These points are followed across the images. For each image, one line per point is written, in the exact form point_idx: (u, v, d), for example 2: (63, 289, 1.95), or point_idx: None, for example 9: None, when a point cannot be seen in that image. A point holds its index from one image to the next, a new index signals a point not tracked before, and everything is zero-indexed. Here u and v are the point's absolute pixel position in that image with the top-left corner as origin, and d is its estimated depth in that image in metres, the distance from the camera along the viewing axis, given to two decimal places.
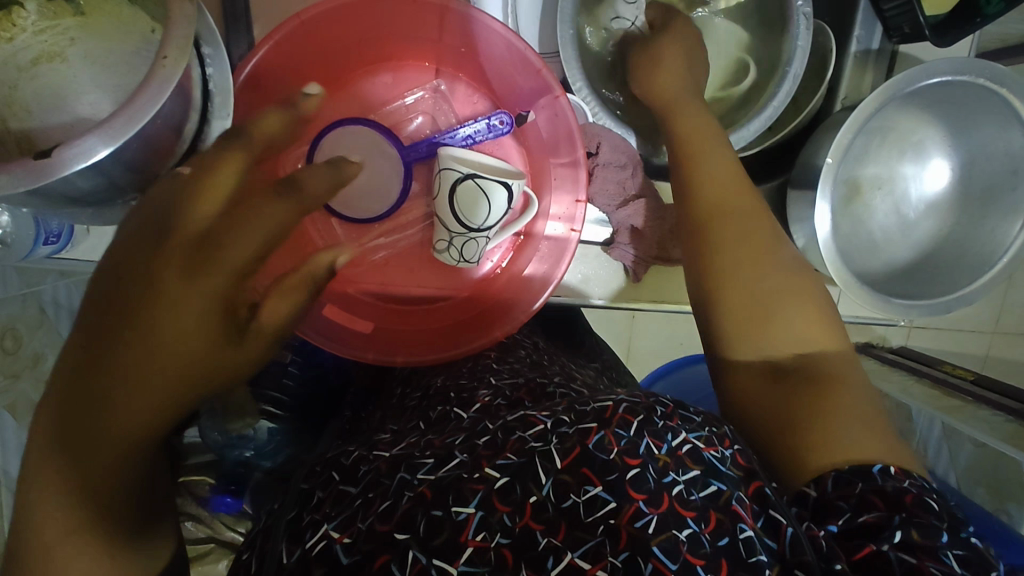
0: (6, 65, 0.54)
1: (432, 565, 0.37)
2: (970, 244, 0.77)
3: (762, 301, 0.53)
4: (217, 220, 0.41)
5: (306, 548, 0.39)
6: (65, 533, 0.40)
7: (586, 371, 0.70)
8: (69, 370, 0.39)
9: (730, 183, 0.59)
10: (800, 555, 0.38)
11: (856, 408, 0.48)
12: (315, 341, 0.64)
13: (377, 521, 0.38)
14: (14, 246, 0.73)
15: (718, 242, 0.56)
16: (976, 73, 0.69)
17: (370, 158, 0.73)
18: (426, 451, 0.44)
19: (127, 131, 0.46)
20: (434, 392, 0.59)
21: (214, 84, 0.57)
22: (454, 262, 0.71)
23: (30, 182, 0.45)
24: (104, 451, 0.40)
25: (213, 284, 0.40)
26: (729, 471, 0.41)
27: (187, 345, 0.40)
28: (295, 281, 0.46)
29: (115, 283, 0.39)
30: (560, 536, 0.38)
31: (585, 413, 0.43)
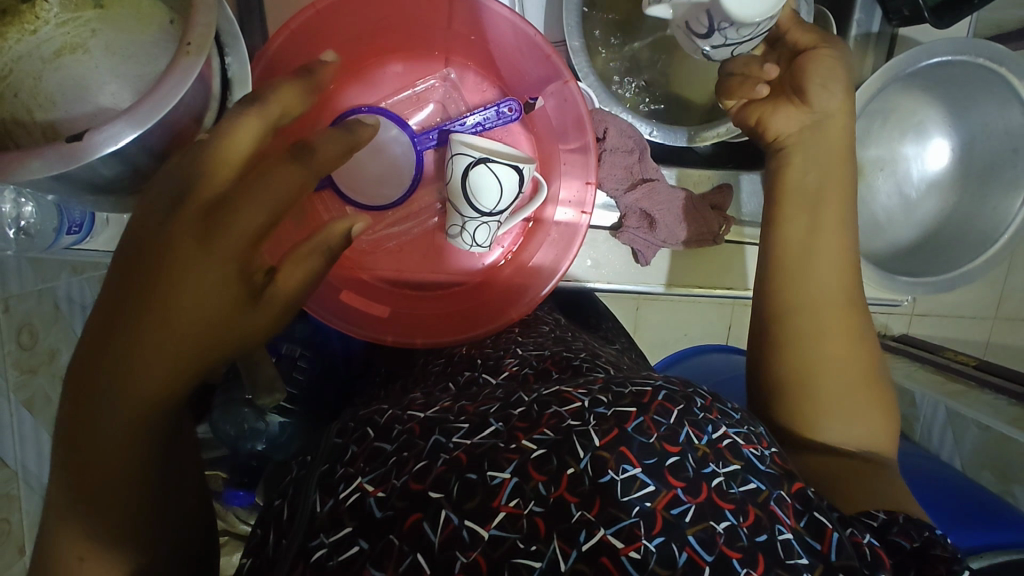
0: (31, 57, 0.55)
1: (463, 527, 0.38)
2: (973, 222, 0.80)
3: (830, 397, 0.55)
4: (233, 183, 0.41)
5: (338, 499, 0.41)
6: (87, 497, 0.42)
7: (608, 349, 0.72)
8: (91, 334, 0.41)
9: (829, 282, 0.58)
10: (846, 560, 0.40)
11: (897, 481, 0.52)
12: (336, 324, 0.67)
13: (412, 479, 0.40)
14: (36, 237, 0.74)
15: (800, 332, 0.57)
16: (975, 53, 0.72)
17: (382, 145, 0.74)
18: (460, 416, 0.46)
19: (153, 116, 0.48)
20: (458, 360, 0.63)
21: (232, 73, 0.59)
22: (468, 247, 0.73)
23: (62, 166, 0.46)
24: (122, 416, 0.41)
25: (225, 249, 0.40)
26: (768, 469, 0.44)
27: (202, 304, 0.40)
28: (309, 249, 0.47)
29: (131, 251, 0.40)
30: (594, 511, 0.39)
31: (623, 395, 0.45)
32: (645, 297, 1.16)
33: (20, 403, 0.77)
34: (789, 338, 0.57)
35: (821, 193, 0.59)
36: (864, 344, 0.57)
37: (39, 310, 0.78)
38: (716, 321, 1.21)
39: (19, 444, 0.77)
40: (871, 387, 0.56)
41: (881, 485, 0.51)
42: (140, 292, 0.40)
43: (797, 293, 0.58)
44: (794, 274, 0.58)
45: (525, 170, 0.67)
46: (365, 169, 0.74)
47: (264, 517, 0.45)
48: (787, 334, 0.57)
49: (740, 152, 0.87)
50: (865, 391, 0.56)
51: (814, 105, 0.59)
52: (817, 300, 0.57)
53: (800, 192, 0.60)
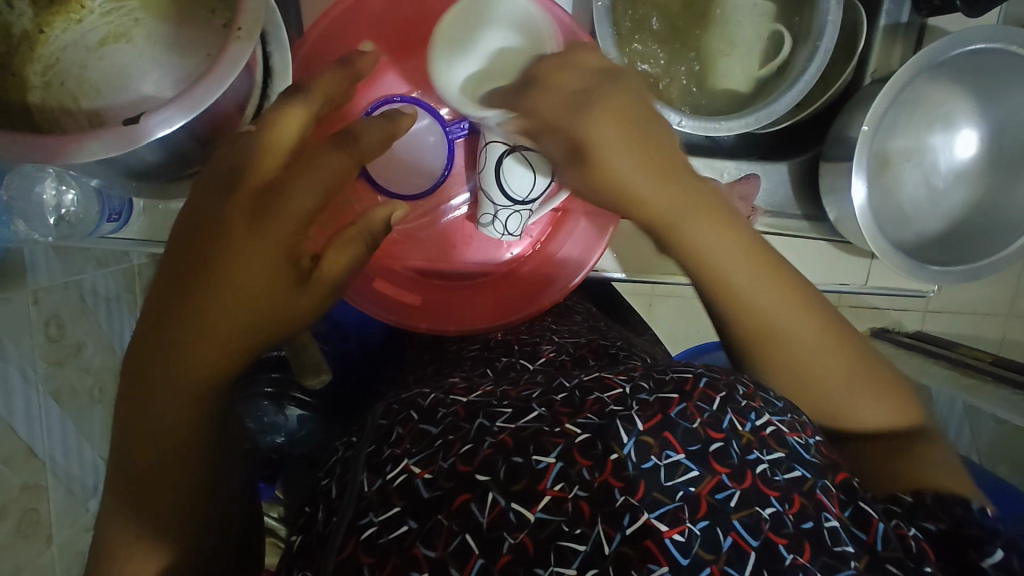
0: (77, 45, 0.56)
1: (511, 509, 0.38)
2: (999, 209, 0.80)
3: (836, 400, 0.51)
4: (282, 172, 0.41)
5: (386, 479, 0.41)
6: (142, 478, 0.42)
7: (638, 338, 0.74)
8: (149, 317, 0.41)
9: (759, 298, 0.51)
10: (892, 550, 0.40)
11: (931, 453, 0.50)
12: (371, 312, 0.69)
13: (459, 461, 0.41)
14: (79, 225, 0.74)
15: (780, 364, 0.51)
16: (1008, 40, 0.70)
17: (414, 137, 0.75)
18: (503, 401, 0.46)
19: (205, 100, 0.48)
20: (495, 345, 0.63)
21: (274, 64, 0.59)
22: (499, 235, 0.73)
23: (120, 148, 0.47)
24: (177, 397, 0.41)
25: (276, 233, 0.40)
26: (813, 459, 0.43)
27: (253, 291, 0.40)
28: (354, 233, 0.46)
29: (188, 235, 0.40)
30: (638, 496, 0.39)
31: (665, 382, 0.45)
32: (658, 293, 1.16)
33: (47, 395, 0.77)
34: (772, 373, 0.52)
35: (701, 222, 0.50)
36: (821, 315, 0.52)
37: (66, 302, 0.79)
38: None
39: (47, 434, 0.78)
40: (860, 357, 0.52)
41: (914, 463, 0.49)
42: (193, 279, 0.40)
43: (746, 331, 0.52)
44: (739, 314, 0.51)
45: None
46: (400, 157, 0.75)
47: (315, 496, 0.45)
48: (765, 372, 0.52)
49: (763, 144, 0.87)
50: (857, 370, 0.51)
51: (628, 179, 0.49)
52: (770, 320, 0.51)
53: (686, 250, 0.51)
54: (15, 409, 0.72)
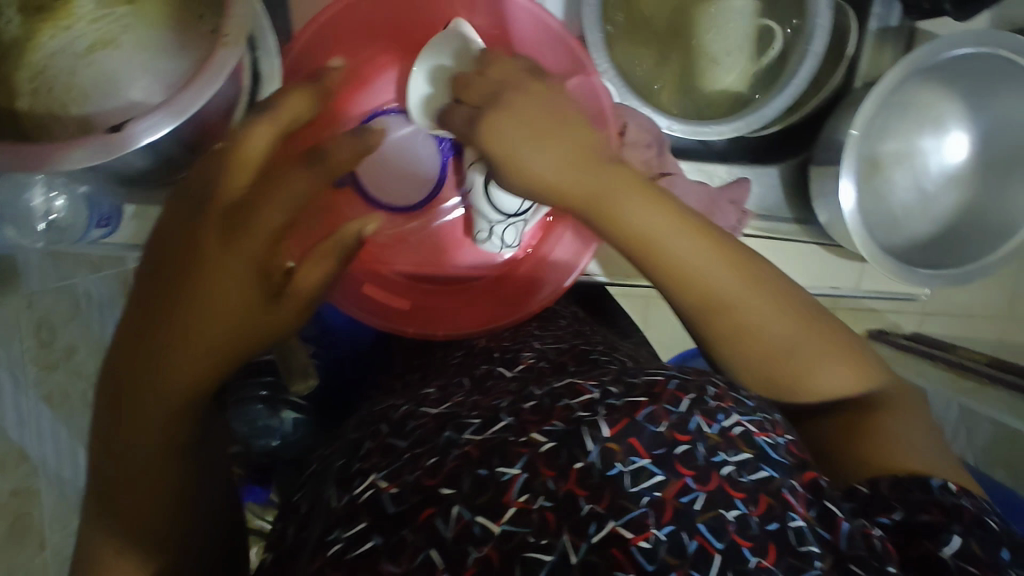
0: (65, 52, 0.56)
1: (475, 523, 0.39)
2: (991, 214, 0.80)
3: (784, 359, 0.51)
4: (251, 190, 0.41)
5: (353, 495, 0.41)
6: (117, 494, 0.42)
7: (625, 342, 0.74)
8: (122, 334, 0.41)
9: (701, 274, 0.50)
10: (856, 550, 0.41)
11: (899, 426, 0.51)
12: (356, 314, 0.68)
13: (424, 475, 0.41)
14: (68, 231, 0.73)
15: (725, 329, 0.51)
16: (995, 45, 0.70)
17: (402, 150, 0.77)
18: (472, 411, 0.46)
19: (191, 106, 0.48)
20: (477, 351, 0.63)
21: (262, 69, 0.60)
22: (498, 249, 0.74)
23: (105, 155, 0.47)
24: (150, 413, 0.41)
25: (248, 250, 0.40)
26: (780, 458, 0.43)
27: (224, 308, 0.40)
28: (328, 247, 0.47)
29: (161, 251, 0.41)
30: (604, 504, 0.39)
31: (634, 386, 0.45)
32: (654, 295, 1.16)
33: (40, 399, 0.78)
34: (719, 340, 0.52)
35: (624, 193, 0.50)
36: (762, 280, 0.52)
37: (57, 307, 0.79)
38: None
39: (39, 439, 0.78)
40: (798, 307, 0.52)
41: (871, 439, 0.50)
42: (166, 299, 0.40)
43: (693, 307, 0.51)
44: (677, 285, 0.51)
45: None
46: (387, 169, 0.78)
47: (284, 513, 0.46)
48: (722, 348, 0.52)
49: (755, 148, 0.87)
50: (807, 338, 0.52)
51: (545, 165, 0.50)
52: (705, 284, 0.50)
53: (620, 231, 0.50)
54: (6, 414, 0.73)
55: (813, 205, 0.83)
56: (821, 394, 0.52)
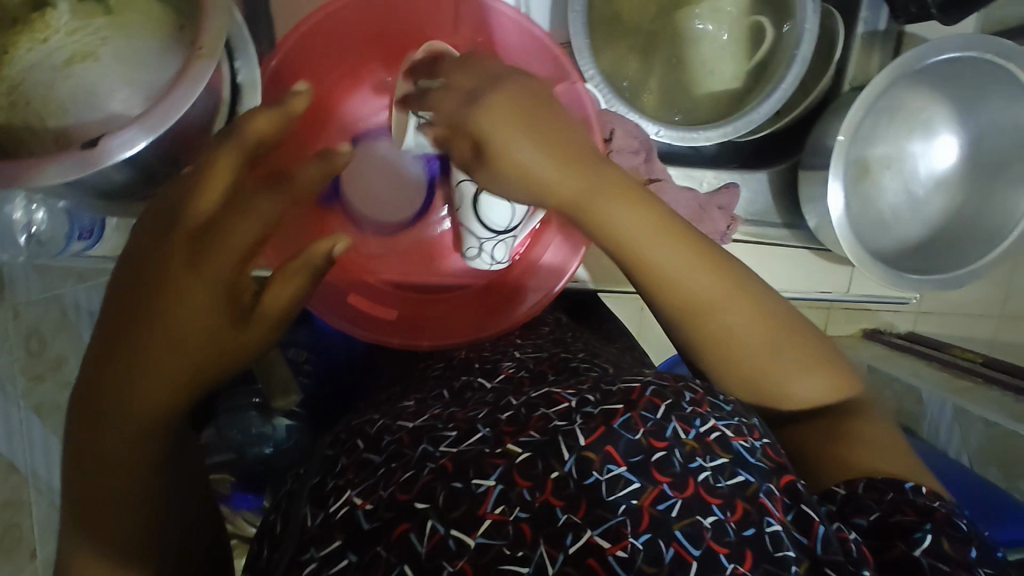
0: (43, 65, 0.55)
1: (450, 537, 0.38)
2: (981, 218, 0.80)
3: (760, 367, 0.51)
4: (217, 212, 0.40)
5: (328, 512, 0.41)
6: (91, 520, 0.42)
7: (609, 347, 0.73)
8: (93, 359, 0.41)
9: (682, 279, 0.50)
10: (832, 554, 0.41)
11: (875, 433, 0.51)
12: (342, 326, 0.68)
13: (398, 491, 0.40)
14: (48, 245, 0.75)
15: (703, 333, 0.51)
16: (982, 49, 0.70)
17: (393, 175, 0.78)
18: (449, 423, 0.46)
19: (168, 121, 0.48)
20: (457, 363, 0.63)
21: (242, 80, 0.59)
22: (487, 267, 0.72)
23: (79, 171, 0.46)
24: (123, 437, 0.41)
25: (214, 272, 0.40)
26: (758, 462, 0.43)
27: (190, 329, 0.40)
28: (299, 266, 0.45)
29: (129, 276, 0.41)
30: (580, 513, 0.39)
31: (611, 393, 0.45)
32: None
33: (29, 411, 0.77)
34: (698, 342, 0.52)
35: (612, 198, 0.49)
36: (744, 287, 0.51)
37: (46, 318, 0.78)
38: None
39: (29, 451, 0.77)
40: (777, 317, 0.52)
41: (841, 442, 0.50)
42: (134, 321, 0.40)
43: (674, 312, 0.51)
44: (661, 288, 0.50)
45: None
46: (378, 196, 0.78)
47: (258, 535, 0.45)
48: (703, 353, 0.52)
49: (745, 152, 0.86)
50: (788, 346, 0.51)
51: (531, 157, 0.47)
52: (689, 288, 0.50)
53: (603, 235, 0.50)
54: None
55: (803, 209, 0.83)
56: (799, 401, 0.52)
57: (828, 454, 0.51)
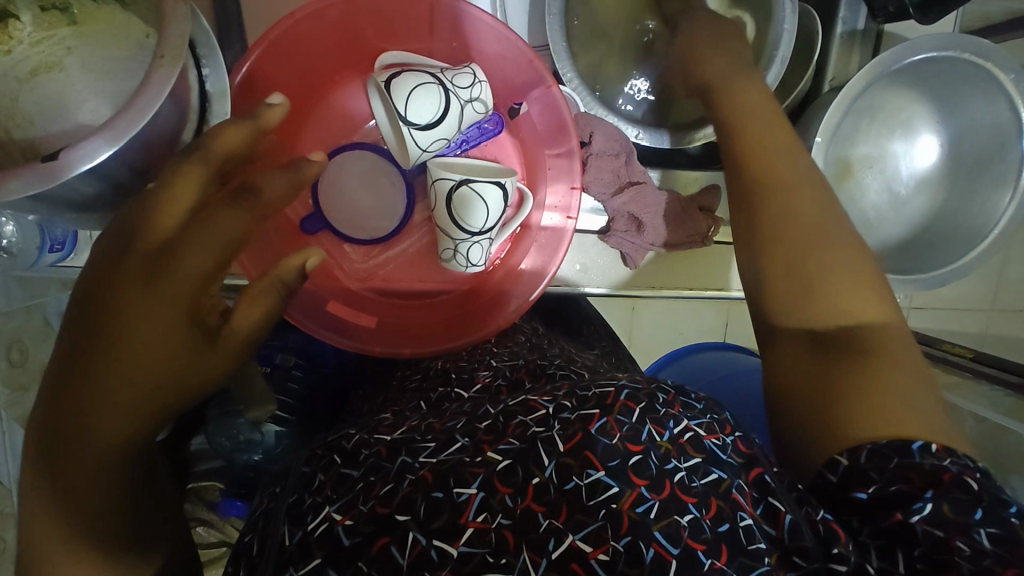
0: (6, 76, 0.54)
1: (432, 547, 0.38)
2: (962, 218, 0.79)
3: (813, 270, 0.50)
4: (178, 232, 0.42)
5: (307, 530, 0.39)
6: (51, 558, 0.40)
7: (586, 354, 0.74)
8: (45, 392, 0.40)
9: (785, 160, 0.55)
10: (800, 541, 0.40)
11: (897, 389, 0.45)
12: (322, 335, 0.67)
13: (377, 504, 0.39)
14: (19, 256, 0.74)
15: (770, 208, 0.53)
16: (959, 49, 0.71)
17: (374, 180, 0.76)
18: (427, 434, 0.45)
19: (130, 131, 0.47)
20: (434, 374, 0.62)
21: (211, 87, 0.58)
22: (463, 268, 0.72)
23: (39, 186, 0.45)
24: (81, 468, 0.39)
25: (172, 291, 0.41)
26: (730, 459, 0.43)
27: (156, 350, 0.40)
28: (264, 286, 0.48)
29: (79, 306, 0.41)
30: (562, 518, 0.39)
31: (586, 398, 0.45)
32: (639, 297, 1.16)
33: (13, 422, 0.77)
34: (771, 218, 0.53)
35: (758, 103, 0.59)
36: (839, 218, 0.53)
37: (27, 330, 0.78)
38: (713, 319, 1.21)
39: (11, 464, 0.77)
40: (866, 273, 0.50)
41: (862, 383, 0.45)
42: (94, 345, 0.39)
43: (756, 181, 0.55)
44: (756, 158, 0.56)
45: (509, 185, 0.67)
46: (359, 203, 0.76)
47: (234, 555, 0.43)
48: (769, 229, 0.53)
49: None
50: (852, 282, 0.49)
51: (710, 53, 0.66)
52: (787, 170, 0.55)
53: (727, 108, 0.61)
54: None
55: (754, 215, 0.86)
56: (829, 331, 0.49)
57: (836, 405, 0.46)
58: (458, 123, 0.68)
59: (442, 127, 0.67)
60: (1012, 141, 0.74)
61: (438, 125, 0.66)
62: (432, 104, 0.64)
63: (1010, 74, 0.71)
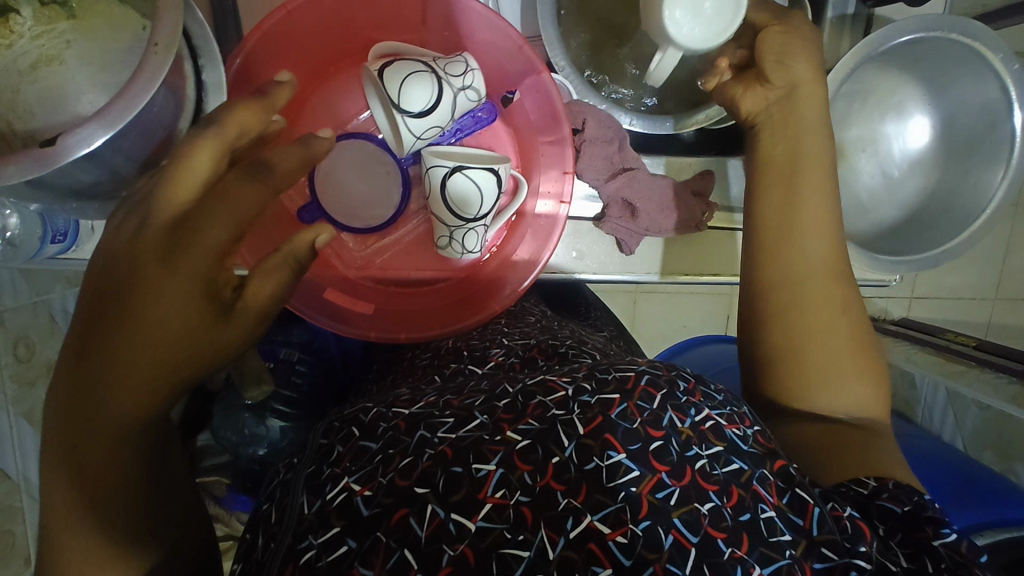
0: (8, 70, 0.55)
1: (450, 520, 0.38)
2: (957, 197, 0.80)
3: (830, 347, 0.54)
4: (192, 206, 0.43)
5: (325, 500, 0.40)
6: (69, 524, 0.41)
7: (595, 336, 0.74)
8: (66, 364, 0.41)
9: (817, 216, 0.59)
10: (827, 534, 0.40)
11: (890, 453, 0.52)
12: (320, 321, 0.68)
13: (397, 476, 0.40)
14: (21, 247, 0.71)
15: (781, 299, 0.57)
16: (948, 29, 0.72)
17: (370, 168, 0.77)
18: (445, 410, 0.45)
19: (124, 117, 0.48)
20: (446, 353, 0.64)
21: (207, 79, 0.59)
22: (458, 255, 0.73)
23: (37, 170, 0.46)
24: (102, 438, 0.41)
25: (190, 266, 0.42)
26: (750, 449, 0.43)
27: (171, 322, 0.42)
28: (279, 261, 0.49)
29: (98, 281, 0.42)
30: (580, 498, 0.39)
31: (606, 382, 0.44)
32: (641, 289, 1.17)
33: (19, 416, 0.78)
34: (774, 310, 0.57)
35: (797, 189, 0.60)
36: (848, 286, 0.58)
37: (35, 323, 0.79)
38: (716, 312, 1.21)
39: (20, 455, 0.79)
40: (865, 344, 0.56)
41: (872, 453, 0.51)
42: (113, 319, 0.41)
43: (778, 232, 0.59)
44: (773, 257, 0.58)
45: (502, 172, 0.68)
46: (354, 192, 0.77)
47: (252, 525, 0.44)
48: (788, 291, 0.57)
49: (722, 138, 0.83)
50: (856, 352, 0.55)
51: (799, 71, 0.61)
52: (805, 255, 0.57)
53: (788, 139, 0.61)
54: None
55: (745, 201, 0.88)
56: (842, 399, 0.54)
57: (852, 461, 0.50)
58: (451, 112, 0.68)
59: (437, 116, 0.68)
60: (1003, 120, 0.76)
61: (432, 116, 0.67)
62: (424, 91, 0.65)
63: (999, 54, 0.72)
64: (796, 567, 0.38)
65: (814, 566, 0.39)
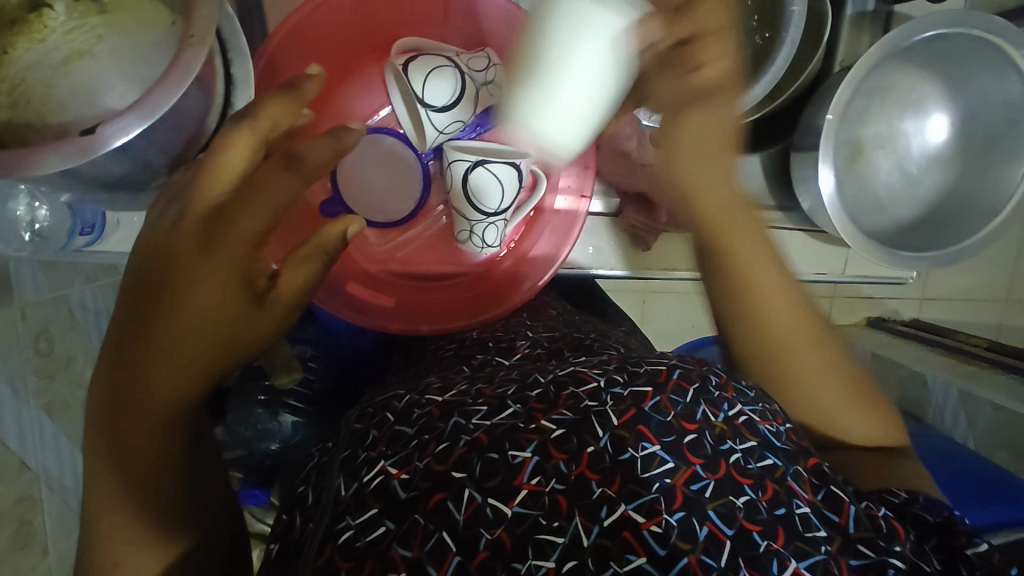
0: (40, 64, 0.56)
1: (487, 505, 0.38)
2: (977, 194, 0.80)
3: (823, 395, 0.52)
4: (230, 195, 0.43)
5: (362, 482, 0.41)
6: (109, 501, 0.43)
7: (616, 330, 0.75)
8: (110, 349, 0.42)
9: (766, 269, 0.51)
10: (862, 531, 0.41)
11: (910, 467, 0.53)
12: (346, 314, 0.70)
13: (434, 461, 0.40)
14: (50, 239, 0.74)
15: (759, 365, 0.52)
16: (970, 25, 0.71)
17: (393, 160, 0.78)
18: (478, 399, 0.45)
19: (160, 107, 0.49)
20: (471, 344, 0.64)
21: (235, 72, 0.60)
22: (479, 250, 0.74)
23: (76, 159, 0.47)
24: (145, 422, 0.42)
25: (228, 257, 0.42)
26: (783, 446, 0.44)
27: (209, 312, 0.42)
28: (311, 251, 0.50)
29: (140, 267, 0.42)
30: (615, 488, 0.39)
31: (638, 374, 0.45)
32: (651, 290, 1.17)
33: (39, 409, 0.79)
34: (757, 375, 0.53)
35: (734, 245, 0.51)
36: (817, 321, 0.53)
37: (58, 315, 0.80)
38: None
39: (41, 447, 0.80)
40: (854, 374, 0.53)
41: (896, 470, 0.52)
42: (153, 307, 0.41)
43: (734, 300, 0.51)
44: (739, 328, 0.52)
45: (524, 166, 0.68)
46: (377, 185, 0.78)
47: (287, 508, 0.45)
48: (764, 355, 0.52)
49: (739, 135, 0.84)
50: (847, 387, 0.52)
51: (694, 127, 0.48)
52: (767, 308, 0.51)
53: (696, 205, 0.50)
54: (6, 424, 0.73)
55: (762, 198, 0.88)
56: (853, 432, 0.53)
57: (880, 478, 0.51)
58: (473, 105, 0.69)
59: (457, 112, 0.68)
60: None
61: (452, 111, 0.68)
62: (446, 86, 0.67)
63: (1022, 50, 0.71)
64: (832, 563, 0.38)
65: (851, 563, 0.39)
